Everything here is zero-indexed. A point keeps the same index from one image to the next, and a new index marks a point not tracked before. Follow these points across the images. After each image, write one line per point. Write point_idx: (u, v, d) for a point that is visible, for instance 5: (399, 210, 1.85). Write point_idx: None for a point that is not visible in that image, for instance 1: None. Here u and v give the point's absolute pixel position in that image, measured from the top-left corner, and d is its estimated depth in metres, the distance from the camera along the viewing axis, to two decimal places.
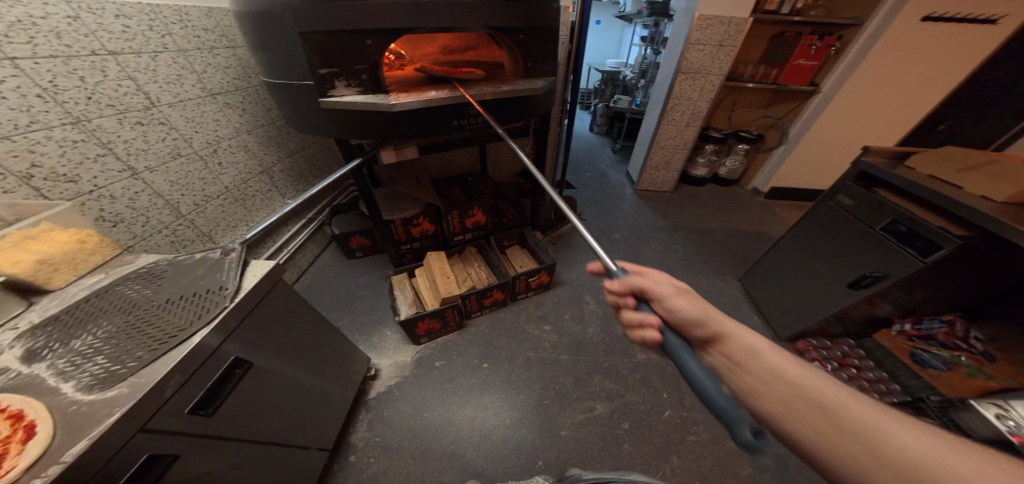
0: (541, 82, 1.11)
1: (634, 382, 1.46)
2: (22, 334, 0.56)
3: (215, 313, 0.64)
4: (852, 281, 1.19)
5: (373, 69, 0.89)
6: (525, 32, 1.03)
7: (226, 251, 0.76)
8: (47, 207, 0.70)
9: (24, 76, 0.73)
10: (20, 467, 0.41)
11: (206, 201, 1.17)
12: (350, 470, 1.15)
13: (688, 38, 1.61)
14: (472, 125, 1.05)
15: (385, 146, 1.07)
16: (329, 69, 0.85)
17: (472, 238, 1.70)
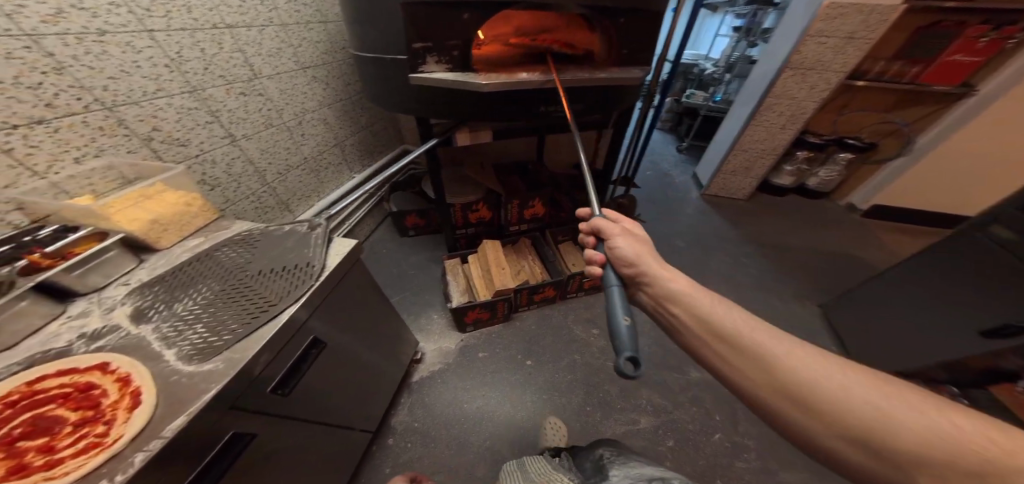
0: (639, 71, 0.95)
1: (685, 402, 1.33)
2: (133, 291, 0.58)
3: (302, 290, 0.62)
4: (987, 329, 0.94)
5: (464, 46, 0.83)
6: (628, 14, 0.88)
7: (312, 225, 0.75)
8: (161, 169, 0.74)
9: (157, 47, 0.77)
10: (127, 437, 0.42)
11: (288, 171, 1.20)
12: (388, 452, 1.16)
13: (808, 25, 1.36)
14: (558, 112, 0.96)
15: (462, 126, 1.01)
16: (424, 43, 0.79)
17: (527, 231, 1.61)
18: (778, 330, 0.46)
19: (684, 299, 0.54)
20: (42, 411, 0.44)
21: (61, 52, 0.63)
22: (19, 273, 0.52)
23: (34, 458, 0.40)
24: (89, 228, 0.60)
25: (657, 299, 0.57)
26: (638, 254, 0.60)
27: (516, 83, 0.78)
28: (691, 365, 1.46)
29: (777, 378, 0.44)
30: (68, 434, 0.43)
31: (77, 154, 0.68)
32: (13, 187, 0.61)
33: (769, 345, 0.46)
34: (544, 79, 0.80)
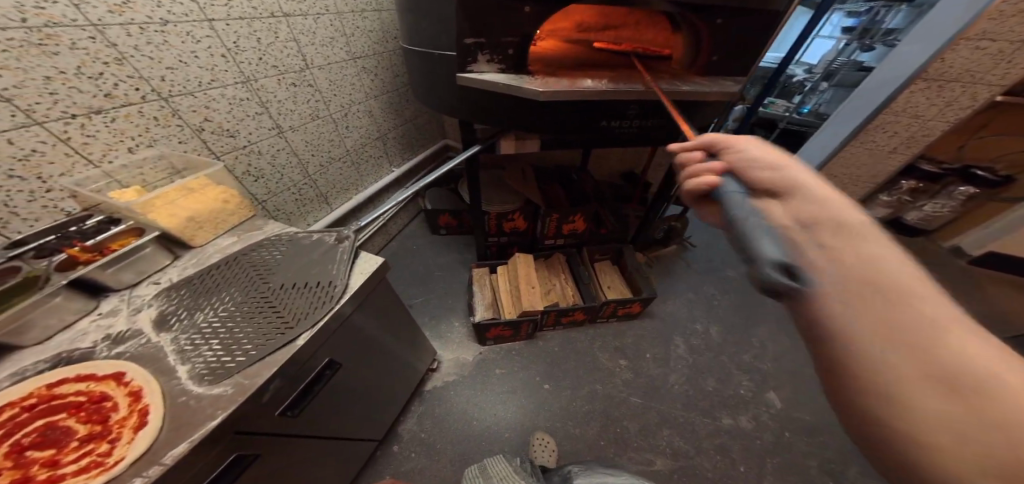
0: (733, 84, 0.77)
1: (709, 449, 1.19)
2: (160, 294, 0.60)
3: (321, 313, 0.59)
4: None
5: (521, 44, 0.73)
6: (729, 13, 0.69)
7: (341, 236, 0.71)
8: (207, 164, 0.74)
9: (215, 37, 0.76)
10: (128, 460, 0.41)
11: (329, 163, 1.20)
12: (392, 459, 1.14)
13: (968, 25, 1.07)
14: (624, 128, 0.84)
15: (508, 134, 0.92)
16: (477, 38, 0.70)
17: (563, 245, 1.49)
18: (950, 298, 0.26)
19: (847, 227, 0.31)
20: (54, 421, 0.45)
21: (124, 43, 0.63)
22: (54, 267, 0.55)
23: (38, 471, 0.41)
24: (127, 223, 0.62)
25: (802, 218, 0.33)
26: (773, 161, 0.40)
27: (577, 93, 0.66)
28: (725, 410, 1.29)
29: (927, 358, 0.24)
30: (73, 449, 0.43)
31: (131, 145, 0.70)
32: (69, 174, 0.63)
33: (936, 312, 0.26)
34: (612, 89, 0.67)
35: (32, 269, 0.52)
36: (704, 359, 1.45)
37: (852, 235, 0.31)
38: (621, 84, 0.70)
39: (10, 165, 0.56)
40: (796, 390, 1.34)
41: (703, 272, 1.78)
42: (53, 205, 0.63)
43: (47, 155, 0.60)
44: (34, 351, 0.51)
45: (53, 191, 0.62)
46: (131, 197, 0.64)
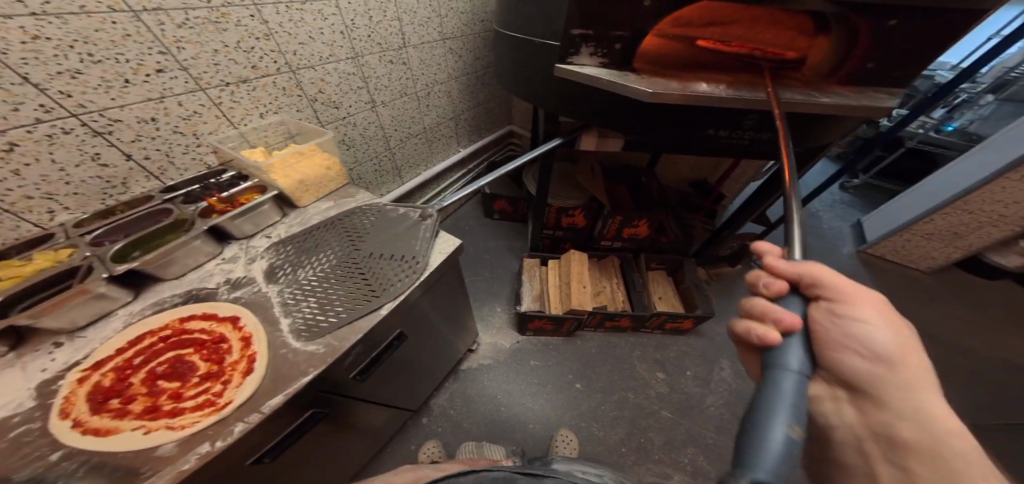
0: (888, 98, 0.64)
1: (733, 475, 1.13)
2: (270, 247, 0.70)
3: (402, 288, 0.63)
4: None
5: (634, 38, 0.66)
6: (909, 12, 0.56)
7: (424, 214, 0.74)
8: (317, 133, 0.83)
9: (339, 15, 0.83)
10: (235, 404, 0.50)
11: (408, 139, 1.28)
12: (421, 429, 1.22)
13: None
14: (734, 138, 0.77)
15: (591, 130, 0.88)
16: (585, 29, 0.65)
17: (619, 249, 1.41)
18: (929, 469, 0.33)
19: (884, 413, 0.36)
20: (182, 355, 0.55)
21: (274, 21, 0.72)
22: (198, 213, 0.66)
23: (165, 402, 0.51)
24: (253, 182, 0.73)
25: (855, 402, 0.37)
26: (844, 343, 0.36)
27: (690, 99, 0.59)
28: None
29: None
30: (193, 385, 0.52)
31: (263, 111, 0.81)
32: (215, 133, 0.75)
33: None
34: (733, 95, 0.59)
35: (180, 213, 0.65)
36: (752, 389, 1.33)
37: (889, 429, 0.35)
38: (742, 90, 0.62)
39: (172, 122, 0.67)
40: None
41: None
42: (199, 158, 0.75)
43: (202, 116, 0.71)
44: (172, 283, 0.64)
45: (199, 146, 0.73)
46: (258, 156, 0.76)
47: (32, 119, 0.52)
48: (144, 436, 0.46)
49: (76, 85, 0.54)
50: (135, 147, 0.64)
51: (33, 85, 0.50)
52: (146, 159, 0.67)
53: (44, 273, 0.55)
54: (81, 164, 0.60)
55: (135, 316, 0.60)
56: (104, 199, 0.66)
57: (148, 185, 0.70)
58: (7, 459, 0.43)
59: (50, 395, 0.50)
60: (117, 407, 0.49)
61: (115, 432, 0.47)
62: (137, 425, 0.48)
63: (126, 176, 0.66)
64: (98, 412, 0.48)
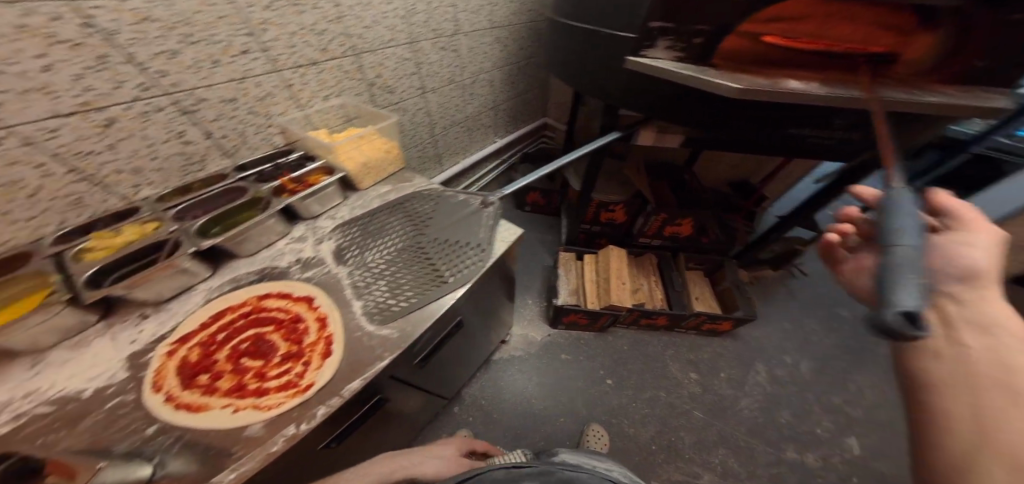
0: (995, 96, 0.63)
1: (763, 478, 1.12)
2: (337, 228, 0.72)
3: (471, 276, 0.63)
4: None
5: (716, 33, 0.62)
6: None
7: (486, 202, 0.74)
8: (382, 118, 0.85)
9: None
10: (317, 387, 0.51)
11: (450, 126, 1.29)
12: (453, 418, 1.24)
13: None
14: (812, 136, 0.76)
15: (651, 124, 0.86)
16: (664, 22, 0.62)
17: (658, 247, 1.38)
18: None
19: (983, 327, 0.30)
20: (263, 333, 0.57)
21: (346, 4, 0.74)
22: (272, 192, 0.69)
23: (251, 380, 0.52)
24: (321, 163, 0.76)
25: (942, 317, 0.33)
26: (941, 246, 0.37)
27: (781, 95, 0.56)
28: (791, 444, 1.19)
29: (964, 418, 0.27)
30: (275, 365, 0.54)
31: (328, 94, 0.84)
32: (284, 114, 0.78)
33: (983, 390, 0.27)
34: (831, 95, 0.55)
35: (258, 191, 0.67)
36: (786, 394, 1.30)
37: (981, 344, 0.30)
38: (834, 88, 0.58)
39: (249, 102, 0.70)
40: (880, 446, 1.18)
41: (809, 302, 1.54)
42: (266, 137, 0.78)
43: (274, 97, 0.74)
44: (247, 261, 0.66)
45: (269, 126, 0.77)
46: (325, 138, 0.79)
47: (129, 97, 0.55)
48: (233, 415, 0.48)
49: (172, 64, 0.56)
50: (215, 126, 0.68)
51: (136, 64, 0.53)
52: (223, 138, 0.70)
53: (131, 247, 0.57)
54: (169, 140, 0.63)
55: (214, 291, 0.62)
56: (184, 176, 0.70)
57: (221, 163, 0.74)
58: (109, 429, 0.45)
59: (140, 367, 0.52)
60: (204, 383, 0.51)
61: (206, 410, 0.48)
62: (224, 403, 0.49)
63: (204, 154, 0.70)
64: (189, 387, 0.50)
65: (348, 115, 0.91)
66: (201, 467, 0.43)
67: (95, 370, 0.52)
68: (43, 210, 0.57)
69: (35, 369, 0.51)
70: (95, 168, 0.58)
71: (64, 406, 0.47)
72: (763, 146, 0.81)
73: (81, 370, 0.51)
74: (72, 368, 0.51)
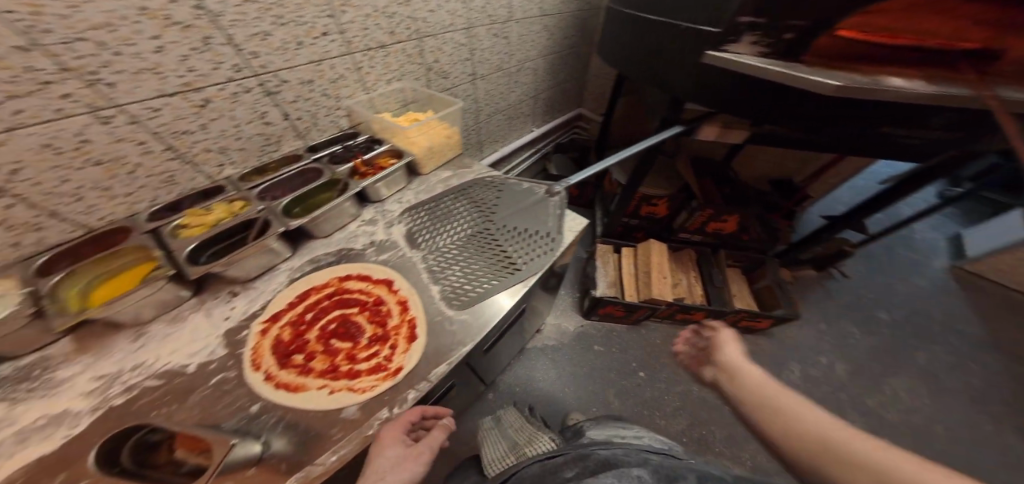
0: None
1: None
2: (405, 212, 0.73)
3: (543, 264, 0.63)
4: None
5: (809, 30, 0.59)
6: None
7: (552, 190, 0.74)
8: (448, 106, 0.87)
9: None
10: (406, 372, 0.52)
11: (494, 114, 1.29)
12: (488, 402, 1.27)
13: None
14: (893, 133, 0.74)
15: (715, 119, 0.84)
16: (754, 19, 0.59)
17: (697, 242, 1.38)
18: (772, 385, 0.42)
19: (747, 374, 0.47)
20: (349, 314, 0.59)
21: None
22: (347, 175, 0.72)
23: (342, 361, 0.54)
24: (388, 146, 0.78)
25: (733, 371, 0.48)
26: None
27: (882, 93, 0.55)
28: None
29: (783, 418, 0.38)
30: (363, 347, 0.56)
31: (391, 77, 0.85)
32: (352, 97, 0.81)
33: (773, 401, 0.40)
34: (940, 93, 0.54)
35: (336, 173, 0.71)
36: None
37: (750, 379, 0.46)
38: (941, 87, 0.58)
39: (323, 84, 0.73)
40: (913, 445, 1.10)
41: (847, 307, 1.44)
42: (334, 119, 0.81)
43: (345, 80, 0.76)
44: (323, 242, 0.68)
45: (337, 109, 0.80)
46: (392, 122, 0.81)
47: (225, 78, 0.58)
48: (329, 396, 0.50)
49: (264, 46, 0.60)
50: (293, 108, 0.71)
51: (234, 45, 0.56)
52: (298, 120, 0.74)
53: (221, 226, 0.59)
54: (252, 121, 0.67)
55: (298, 271, 0.64)
56: (261, 157, 0.73)
57: (294, 144, 0.77)
58: (216, 406, 0.47)
59: (237, 344, 0.54)
60: (299, 363, 0.53)
61: (303, 390, 0.50)
62: (321, 384, 0.51)
63: (281, 135, 0.73)
64: (285, 366, 0.52)
65: (405, 100, 0.92)
66: (302, 449, 0.44)
67: (193, 347, 0.54)
68: (139, 186, 0.60)
69: (139, 342, 0.53)
70: (187, 147, 0.61)
71: (171, 380, 0.49)
72: (835, 144, 0.79)
73: (180, 346, 0.54)
74: (174, 343, 0.54)
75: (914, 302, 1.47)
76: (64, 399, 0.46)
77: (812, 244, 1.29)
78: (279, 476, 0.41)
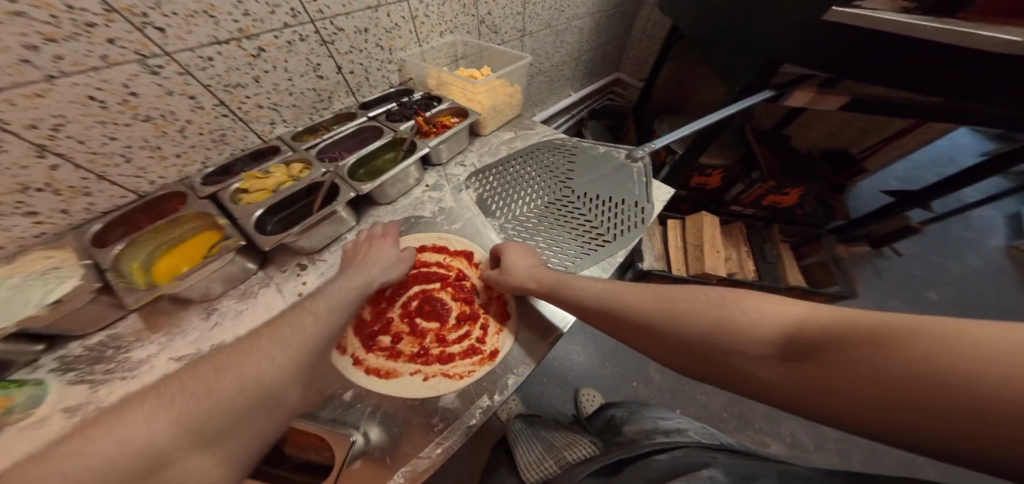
0: None
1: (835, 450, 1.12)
2: (471, 178, 0.67)
3: (636, 236, 0.57)
4: None
5: None
6: None
7: (633, 154, 0.66)
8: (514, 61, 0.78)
9: None
10: (502, 356, 0.49)
11: (537, 76, 1.18)
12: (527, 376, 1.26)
13: None
14: None
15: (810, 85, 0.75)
16: None
17: (750, 216, 1.31)
18: (641, 287, 0.42)
19: (616, 293, 0.43)
20: (431, 291, 0.56)
21: None
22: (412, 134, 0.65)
23: (432, 344, 0.52)
24: (449, 103, 0.71)
25: (604, 300, 0.43)
26: None
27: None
28: None
29: (696, 326, 0.35)
30: (451, 328, 0.53)
31: (444, 29, 0.76)
32: (405, 50, 0.72)
33: (666, 314, 0.38)
34: None
35: (400, 131, 0.65)
36: None
37: (627, 296, 0.42)
38: None
39: (379, 34, 0.65)
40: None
41: (896, 284, 1.39)
42: (385, 77, 0.73)
43: (399, 29, 0.67)
44: (387, 209, 0.63)
45: (390, 63, 0.71)
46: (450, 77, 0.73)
47: (280, 24, 0.51)
48: (426, 383, 0.47)
49: None
50: (346, 60, 0.63)
51: None
52: (350, 74, 0.66)
53: (287, 190, 0.54)
54: (305, 74, 0.59)
55: None
56: (312, 114, 0.66)
57: (345, 101, 0.70)
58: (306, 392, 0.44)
59: None
60: (386, 346, 0.51)
61: (396, 375, 0.48)
62: (414, 369, 0.49)
63: (333, 90, 0.66)
64: (373, 350, 0.50)
65: (456, 56, 0.83)
66: (405, 437, 0.42)
67: None
68: (189, 146, 0.53)
69: (212, 320, 0.49)
70: (240, 103, 0.55)
71: None
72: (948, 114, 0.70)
73: (257, 324, 0.50)
74: (248, 321, 0.49)
75: (966, 282, 1.40)
76: (146, 381, 0.43)
77: (870, 224, 1.25)
78: (385, 469, 0.39)
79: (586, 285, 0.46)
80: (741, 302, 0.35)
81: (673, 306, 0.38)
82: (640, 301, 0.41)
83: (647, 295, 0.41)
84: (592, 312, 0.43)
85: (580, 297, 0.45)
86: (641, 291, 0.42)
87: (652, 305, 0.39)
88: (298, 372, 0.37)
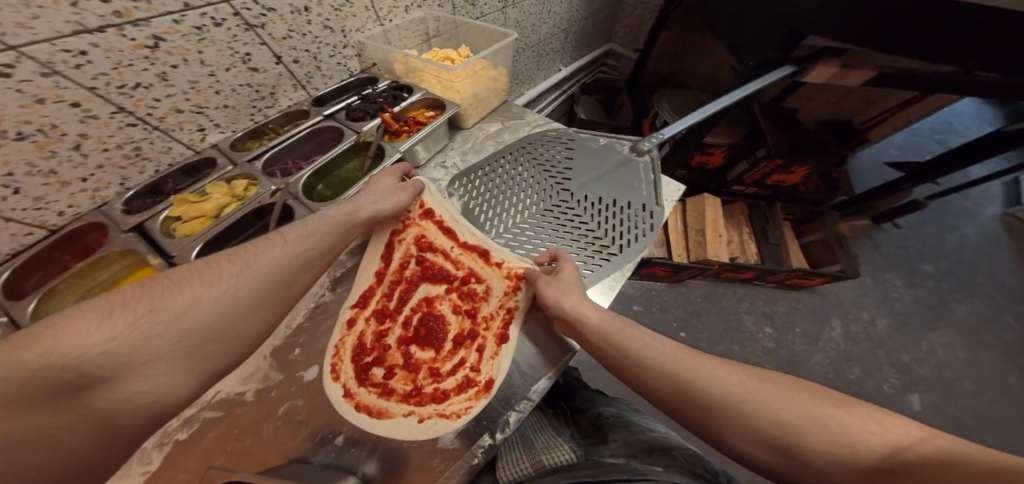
0: None
1: None
2: (455, 181, 0.58)
3: (644, 244, 0.50)
4: None
5: None
6: None
7: (638, 147, 0.59)
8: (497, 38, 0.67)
9: None
10: (500, 382, 0.43)
11: (523, 51, 1.06)
12: None
13: None
14: None
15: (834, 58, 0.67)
16: None
17: (752, 195, 1.25)
18: (705, 356, 0.35)
19: (679, 357, 0.35)
20: (435, 300, 0.52)
21: None
22: (379, 135, 0.56)
23: (426, 379, 0.47)
24: (421, 94, 0.60)
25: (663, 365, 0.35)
26: None
27: None
28: None
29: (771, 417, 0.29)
30: (445, 358, 0.48)
31: (410, 2, 0.64)
32: (363, 30, 0.60)
33: (737, 397, 0.31)
34: None
35: (363, 133, 0.55)
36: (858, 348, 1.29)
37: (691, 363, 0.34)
38: None
39: (325, 13, 0.53)
40: (950, 396, 1.07)
41: (894, 257, 1.38)
42: (343, 63, 0.62)
43: (352, 6, 0.55)
44: None
45: (346, 47, 0.60)
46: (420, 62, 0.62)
47: (179, 3, 0.39)
48: (420, 425, 0.42)
49: None
50: (286, 47, 0.52)
51: None
52: (295, 63, 0.55)
53: (230, 216, 0.45)
54: (231, 66, 0.48)
55: (338, 267, 0.51)
56: (254, 115, 0.56)
57: (295, 96, 0.59)
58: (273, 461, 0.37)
59: (292, 367, 0.43)
60: (379, 381, 0.46)
61: (388, 416, 0.43)
62: (407, 411, 0.44)
63: (275, 84, 0.55)
64: (365, 384, 0.45)
65: (429, 34, 0.71)
66: None
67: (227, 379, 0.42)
68: (96, 167, 0.43)
69: None
70: (148, 108, 0.43)
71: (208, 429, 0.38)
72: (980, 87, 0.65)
73: None
74: None
75: (961, 253, 1.40)
76: None
77: (874, 199, 1.21)
78: None
79: (641, 337, 0.38)
80: (832, 404, 0.28)
81: (747, 387, 0.31)
82: (714, 373, 0.33)
83: (716, 366, 0.34)
84: (645, 372, 0.35)
85: (633, 352, 0.37)
86: (708, 360, 0.35)
87: (719, 379, 0.32)
88: (261, 312, 0.33)
